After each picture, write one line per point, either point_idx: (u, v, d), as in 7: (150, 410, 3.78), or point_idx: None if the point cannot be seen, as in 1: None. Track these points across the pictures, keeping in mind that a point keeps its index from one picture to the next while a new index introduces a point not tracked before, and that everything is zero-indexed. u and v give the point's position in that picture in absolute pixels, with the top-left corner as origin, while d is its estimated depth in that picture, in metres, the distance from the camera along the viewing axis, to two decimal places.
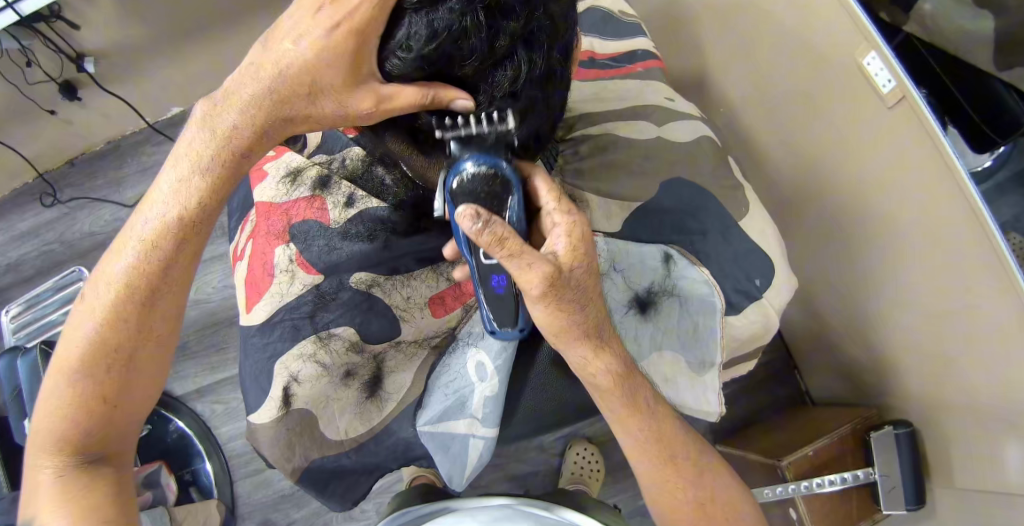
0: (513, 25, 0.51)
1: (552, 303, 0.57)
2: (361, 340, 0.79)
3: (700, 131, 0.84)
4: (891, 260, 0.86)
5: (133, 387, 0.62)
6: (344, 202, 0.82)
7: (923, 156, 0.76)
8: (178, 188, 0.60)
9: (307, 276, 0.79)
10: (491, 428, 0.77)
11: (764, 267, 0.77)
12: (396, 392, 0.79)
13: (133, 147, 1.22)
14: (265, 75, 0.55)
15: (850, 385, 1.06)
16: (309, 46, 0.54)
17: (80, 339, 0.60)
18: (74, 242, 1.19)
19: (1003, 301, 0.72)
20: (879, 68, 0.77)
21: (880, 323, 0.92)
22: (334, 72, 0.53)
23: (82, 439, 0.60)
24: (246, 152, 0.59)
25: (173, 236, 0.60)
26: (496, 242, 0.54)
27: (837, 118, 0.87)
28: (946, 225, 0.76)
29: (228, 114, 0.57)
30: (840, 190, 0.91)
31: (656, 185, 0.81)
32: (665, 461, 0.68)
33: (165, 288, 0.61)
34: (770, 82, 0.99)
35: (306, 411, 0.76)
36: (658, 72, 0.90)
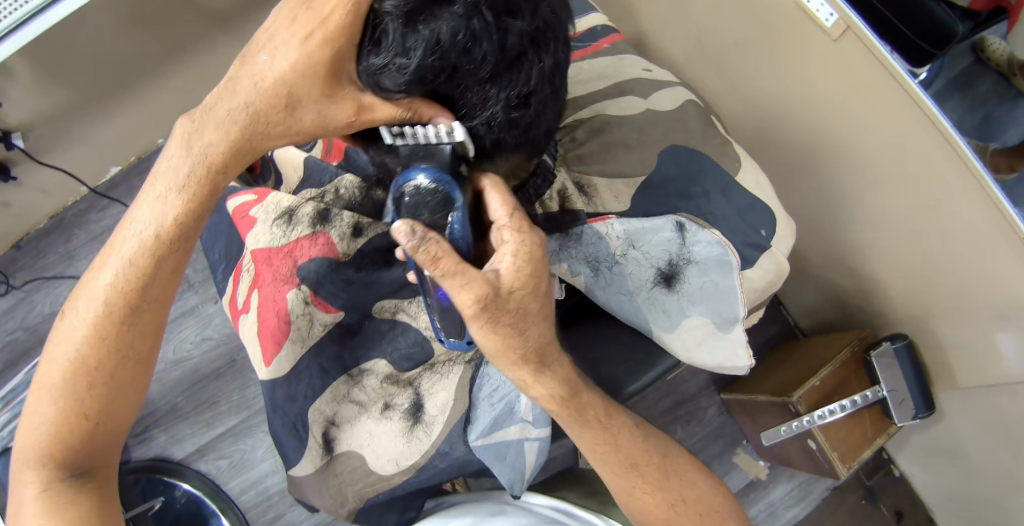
0: (522, 25, 0.49)
1: (489, 324, 0.56)
2: (394, 370, 0.78)
3: (685, 95, 0.86)
4: (859, 183, 0.89)
5: (119, 406, 0.62)
6: (350, 232, 0.79)
7: (876, 80, 0.78)
8: (156, 208, 0.60)
9: (327, 316, 0.77)
10: (544, 428, 0.75)
11: (767, 218, 0.79)
12: (440, 413, 0.76)
13: (79, 216, 1.17)
14: (242, 89, 0.55)
15: (839, 311, 1.09)
16: (285, 57, 0.53)
17: (62, 357, 0.60)
18: (38, 325, 1.13)
19: (976, 204, 0.75)
20: (819, 3, 0.79)
21: (862, 248, 0.94)
22: (314, 84, 0.53)
23: (69, 455, 0.60)
24: (223, 170, 0.59)
25: (146, 257, 0.61)
26: (430, 262, 0.53)
27: (784, 58, 0.89)
28: (909, 140, 0.79)
29: (208, 132, 0.57)
30: (801, 128, 0.93)
31: (657, 154, 0.81)
32: (626, 464, 0.71)
33: (144, 306, 0.62)
34: (711, 35, 1.00)
35: (354, 452, 0.77)
36: (624, 44, 0.91)
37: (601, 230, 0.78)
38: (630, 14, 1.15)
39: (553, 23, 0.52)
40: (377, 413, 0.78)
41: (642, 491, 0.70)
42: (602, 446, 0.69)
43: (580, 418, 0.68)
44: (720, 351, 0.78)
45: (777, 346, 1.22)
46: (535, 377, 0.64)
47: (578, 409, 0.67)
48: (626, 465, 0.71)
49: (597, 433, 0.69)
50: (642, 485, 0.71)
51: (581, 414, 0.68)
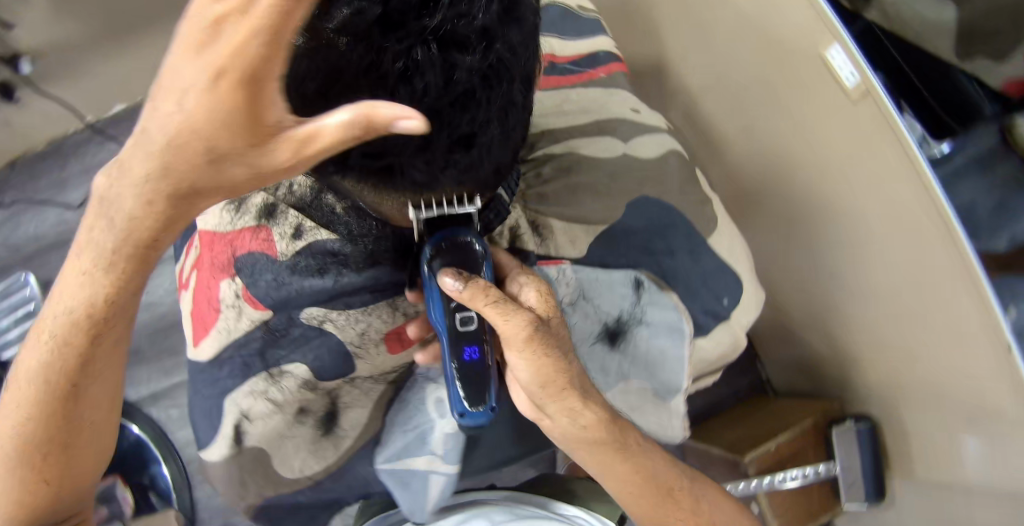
0: (472, 61, 0.45)
1: (538, 350, 0.56)
2: (314, 377, 0.74)
3: (669, 146, 0.83)
4: (857, 251, 0.86)
5: (75, 467, 0.59)
6: (292, 233, 0.73)
7: (888, 151, 0.75)
8: (84, 282, 0.52)
9: (255, 312, 0.73)
10: (452, 464, 0.76)
11: (731, 287, 0.79)
12: (352, 429, 0.77)
13: (75, 145, 1.15)
14: (150, 142, 0.42)
15: (811, 375, 1.08)
16: (191, 105, 0.39)
17: (9, 431, 0.56)
18: (16, 246, 1.12)
19: (965, 301, 0.72)
20: (843, 61, 0.75)
21: (847, 317, 0.92)
22: (234, 134, 0.40)
23: (41, 514, 0.59)
24: (152, 243, 0.49)
25: (83, 337, 0.54)
26: (481, 293, 0.53)
27: (801, 110, 0.86)
28: (912, 221, 0.76)
29: (125, 200, 0.46)
30: (806, 180, 0.90)
31: (622, 209, 0.78)
32: (662, 492, 0.70)
33: (88, 381, 0.56)
34: (733, 73, 0.97)
35: (262, 451, 0.74)
36: (620, 78, 0.88)
37: (553, 274, 0.75)
38: (658, 38, 1.12)
39: (510, 61, 0.47)
40: (289, 416, 0.74)
41: (672, 515, 0.71)
42: (642, 477, 0.68)
43: (618, 448, 0.66)
44: (653, 415, 0.80)
45: (745, 397, 1.20)
46: (584, 403, 0.62)
47: (619, 431, 0.66)
48: (662, 492, 0.70)
49: (633, 460, 0.67)
50: (672, 510, 0.71)
51: (625, 447, 0.66)
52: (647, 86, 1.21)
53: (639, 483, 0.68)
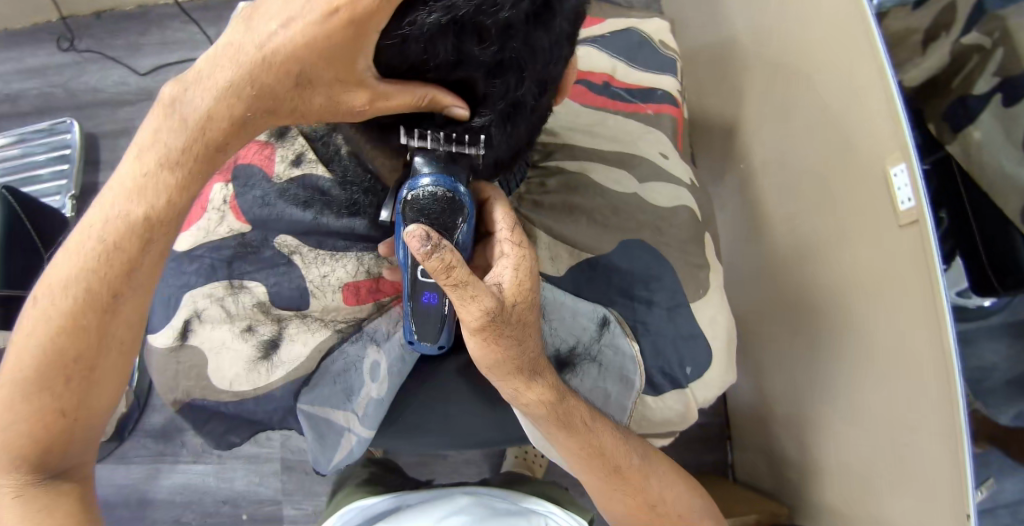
0: (484, 53, 0.45)
1: (490, 338, 0.56)
2: (268, 301, 0.76)
3: (681, 200, 0.81)
4: (857, 371, 0.83)
5: (91, 400, 0.57)
6: (292, 159, 0.78)
7: (914, 284, 0.72)
8: (142, 182, 0.53)
9: (235, 222, 0.77)
10: (370, 429, 0.72)
11: (700, 357, 0.75)
12: (291, 362, 0.74)
13: (160, 18, 1.20)
14: (244, 57, 0.46)
15: (773, 475, 1.05)
16: (299, 31, 0.45)
17: (33, 348, 0.54)
18: (78, 93, 1.17)
19: (942, 457, 0.70)
20: (904, 182, 0.72)
21: (827, 430, 0.90)
22: (329, 68, 0.46)
23: (44, 456, 0.57)
24: (221, 146, 0.52)
25: (135, 240, 0.54)
26: (444, 270, 0.49)
27: (849, 214, 0.83)
28: (914, 359, 0.73)
29: (201, 100, 0.49)
30: (828, 282, 0.88)
31: (611, 243, 0.78)
32: (608, 470, 0.68)
33: (127, 293, 0.56)
34: (794, 157, 0.95)
35: (198, 353, 0.74)
36: (667, 120, 0.87)
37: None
38: (736, 98, 1.10)
39: (525, 61, 0.47)
40: (237, 329, 0.75)
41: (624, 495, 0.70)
42: (589, 453, 0.67)
43: (561, 429, 0.65)
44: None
45: (704, 473, 1.18)
46: (528, 385, 0.62)
47: (565, 413, 0.65)
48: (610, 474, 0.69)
49: (581, 440, 0.66)
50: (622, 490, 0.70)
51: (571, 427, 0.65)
52: (712, 140, 1.19)
53: (589, 459, 0.68)
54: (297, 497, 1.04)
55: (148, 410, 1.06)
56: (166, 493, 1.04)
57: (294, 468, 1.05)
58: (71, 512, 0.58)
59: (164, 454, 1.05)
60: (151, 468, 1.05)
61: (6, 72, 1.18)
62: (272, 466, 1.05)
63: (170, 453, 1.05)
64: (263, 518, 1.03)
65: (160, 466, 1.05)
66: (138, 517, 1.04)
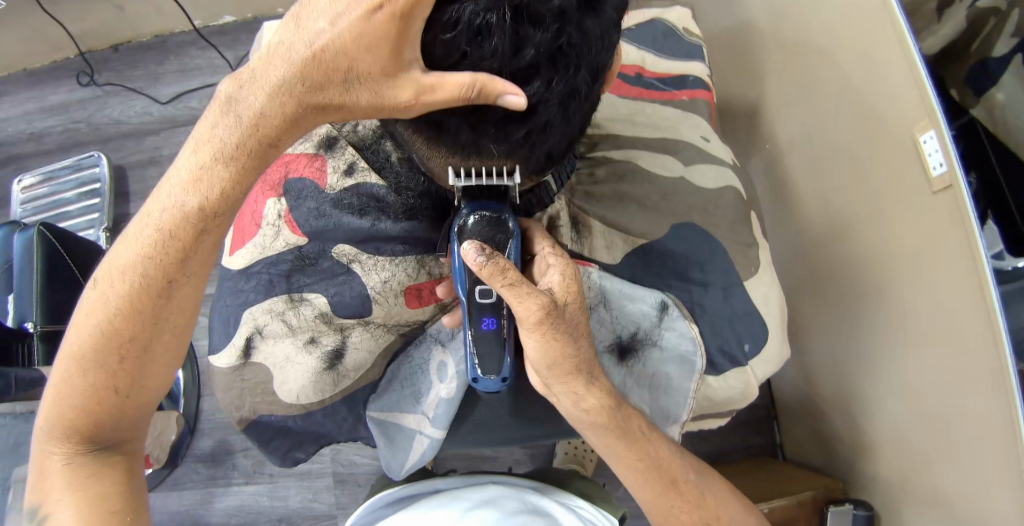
0: (541, 38, 0.47)
1: (549, 332, 0.56)
2: (330, 311, 0.76)
3: (728, 180, 0.81)
4: (901, 341, 0.82)
5: (145, 377, 0.59)
6: (344, 169, 0.79)
7: (953, 249, 0.71)
8: (199, 174, 0.53)
9: (291, 235, 0.77)
10: (440, 430, 0.75)
11: (758, 333, 0.75)
12: (356, 370, 0.76)
13: (177, 46, 1.21)
14: (295, 56, 0.48)
15: (825, 451, 1.04)
16: (346, 28, 0.47)
17: (91, 327, 0.56)
18: (101, 126, 1.19)
19: (996, 419, 0.69)
20: (934, 148, 0.72)
21: (874, 402, 0.89)
22: (375, 58, 0.47)
23: (95, 428, 0.58)
24: (274, 143, 0.52)
25: (190, 229, 0.54)
26: (499, 273, 0.53)
27: (880, 184, 0.83)
28: (959, 325, 0.72)
29: (255, 97, 0.50)
30: (861, 258, 0.88)
31: (663, 228, 0.78)
32: (657, 469, 0.68)
33: (182, 280, 0.56)
34: (821, 133, 0.94)
35: (262, 368, 0.75)
36: (702, 105, 0.87)
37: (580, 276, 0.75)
38: (755, 78, 1.09)
39: (580, 47, 0.48)
40: (300, 342, 0.75)
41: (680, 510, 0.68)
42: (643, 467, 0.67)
43: (618, 419, 0.65)
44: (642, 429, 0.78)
45: (752, 457, 1.17)
46: (588, 387, 0.63)
47: (619, 410, 0.65)
48: (665, 481, 0.68)
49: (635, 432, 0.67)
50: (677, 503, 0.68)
51: (627, 424, 0.66)
52: (734, 122, 1.18)
53: (644, 473, 0.67)
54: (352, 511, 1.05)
55: (196, 435, 1.08)
56: (221, 516, 1.05)
57: (347, 481, 1.06)
58: (121, 489, 0.59)
59: (216, 477, 1.06)
60: (204, 493, 1.06)
61: (30, 111, 1.20)
62: (324, 481, 1.06)
63: (222, 476, 1.06)
64: None
65: (214, 489, 1.06)
66: None
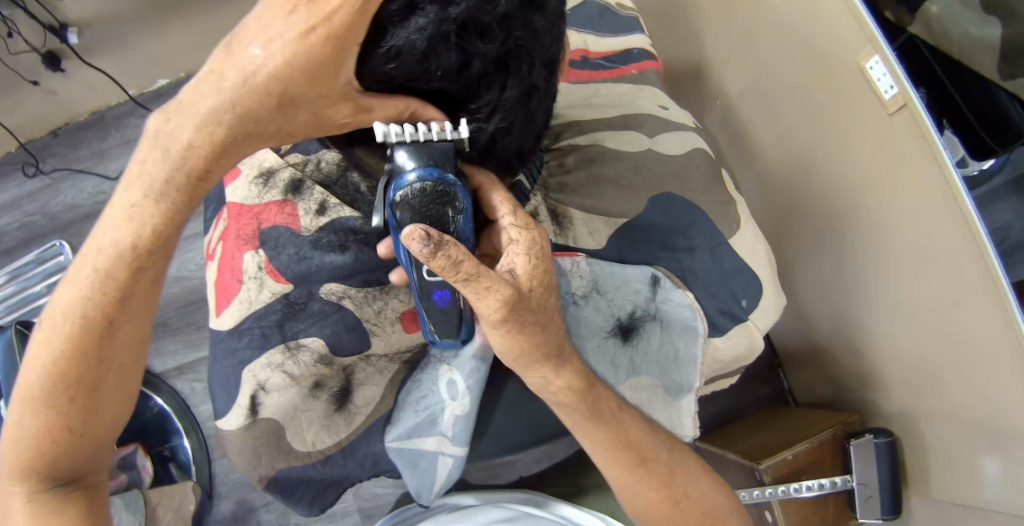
0: (489, 48, 0.46)
1: (514, 326, 0.54)
2: (329, 353, 0.75)
3: (692, 143, 0.82)
4: (888, 263, 0.84)
5: (98, 415, 0.58)
6: (317, 209, 0.79)
7: (918, 164, 0.73)
8: (131, 213, 0.54)
9: (276, 285, 0.76)
10: (461, 447, 0.75)
11: (752, 288, 0.76)
12: (366, 406, 0.77)
13: (118, 118, 1.19)
14: (229, 82, 0.48)
15: (836, 387, 1.05)
16: (279, 53, 0.46)
17: (39, 369, 0.56)
18: (56, 214, 1.16)
19: (995, 322, 0.70)
20: (881, 72, 0.73)
21: (869, 327, 0.91)
22: (309, 83, 0.47)
23: (52, 465, 0.58)
24: (203, 173, 0.52)
25: (126, 267, 0.54)
26: (450, 266, 0.48)
27: (836, 116, 0.84)
28: (938, 235, 0.74)
29: (187, 130, 0.50)
30: (831, 191, 0.90)
31: (641, 202, 0.78)
32: (639, 460, 0.68)
33: (124, 316, 0.56)
34: (770, 78, 0.95)
35: (273, 422, 0.74)
36: (653, 74, 0.88)
37: (566, 266, 0.76)
38: (695, 39, 1.10)
39: (529, 46, 0.48)
40: (305, 389, 0.74)
41: (647, 487, 0.69)
42: (621, 444, 0.67)
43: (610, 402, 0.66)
44: (663, 412, 0.78)
45: (767, 407, 1.19)
46: (557, 372, 0.61)
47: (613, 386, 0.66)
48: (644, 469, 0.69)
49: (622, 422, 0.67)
50: (647, 485, 0.69)
51: None
52: (683, 86, 1.19)
53: (611, 448, 0.67)
54: None
55: (214, 501, 1.06)
56: None
57: (375, 514, 1.05)
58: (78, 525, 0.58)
59: None
60: None
61: None
62: (350, 520, 1.04)
63: None
64: None
65: None
66: None
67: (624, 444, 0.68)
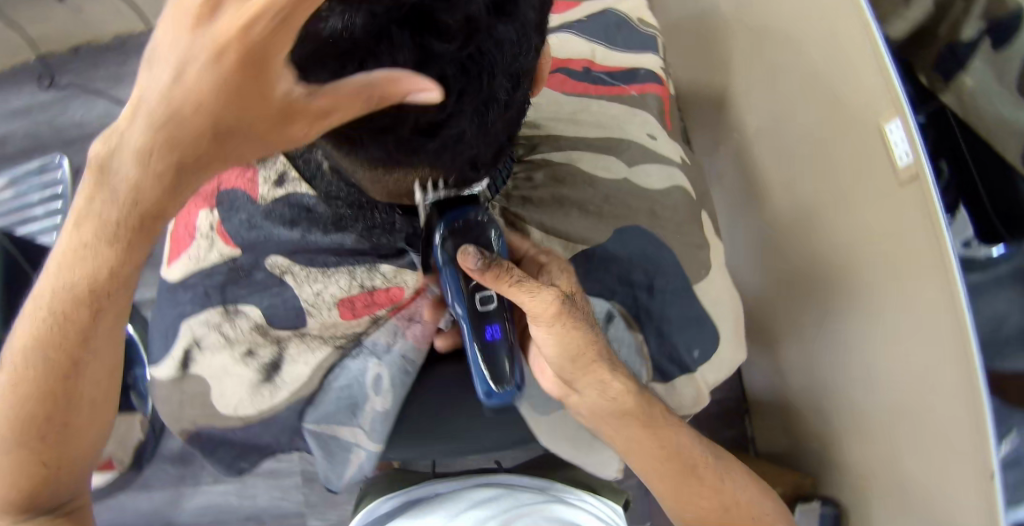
0: (449, 49, 0.46)
1: (566, 323, 0.63)
2: (265, 323, 0.76)
3: (674, 180, 0.81)
4: (875, 331, 0.81)
5: (75, 444, 0.62)
6: (276, 180, 0.79)
7: (919, 239, 0.70)
8: (89, 241, 0.54)
9: (224, 246, 0.77)
10: (378, 442, 0.75)
11: (707, 340, 0.76)
12: (293, 383, 0.75)
13: (139, 46, 1.19)
14: (158, 118, 0.44)
15: (795, 444, 1.05)
16: (198, 81, 0.43)
17: (7, 410, 0.58)
18: (63, 129, 1.17)
19: (961, 416, 0.67)
20: (900, 137, 0.70)
21: (843, 390, 0.89)
22: (246, 107, 0.44)
23: (35, 497, 0.61)
24: (162, 210, 0.51)
25: (99, 286, 0.56)
26: (501, 275, 0.58)
27: (850, 171, 0.81)
28: (926, 315, 0.71)
29: (128, 167, 0.48)
30: (833, 247, 0.87)
31: (604, 235, 0.77)
32: (686, 465, 0.72)
33: (105, 314, 0.57)
34: (792, 121, 0.92)
35: (202, 382, 0.75)
36: (652, 100, 0.86)
37: None
38: (723, 71, 1.09)
39: (492, 56, 0.48)
40: (237, 354, 0.75)
41: (700, 495, 0.73)
42: (663, 456, 0.72)
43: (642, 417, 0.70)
44: (591, 449, 0.79)
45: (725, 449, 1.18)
46: (612, 374, 0.68)
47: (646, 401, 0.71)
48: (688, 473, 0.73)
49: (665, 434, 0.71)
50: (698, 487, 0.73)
51: None
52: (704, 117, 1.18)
53: (666, 457, 0.71)
54: (321, 508, 1.09)
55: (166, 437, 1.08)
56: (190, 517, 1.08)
57: None
58: None
59: (184, 477, 1.09)
60: (172, 493, 1.09)
61: None
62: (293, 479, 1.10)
63: (190, 475, 1.09)
64: None
65: (182, 489, 1.09)
66: None
67: (674, 453, 0.72)
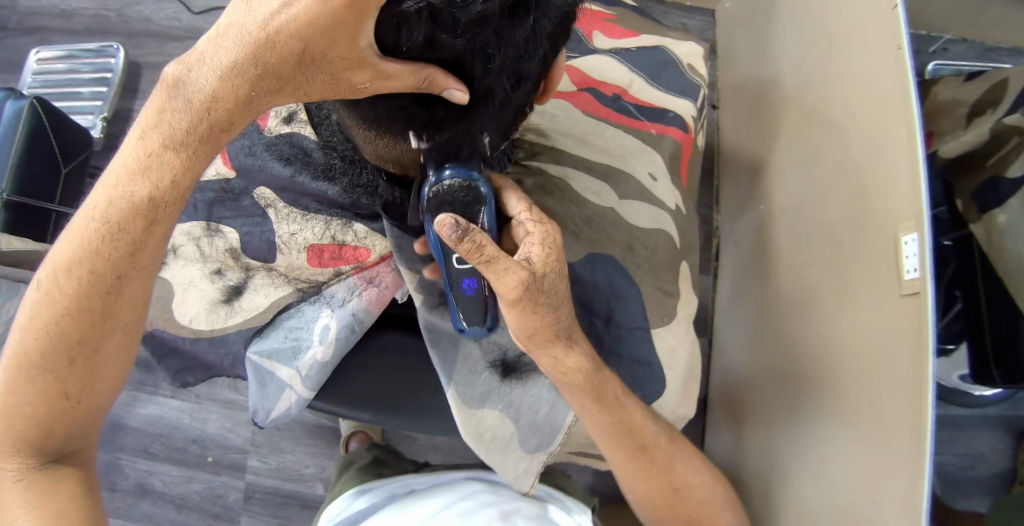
0: (456, 41, 0.47)
1: (529, 306, 0.62)
2: (240, 248, 0.81)
3: (660, 223, 0.83)
4: (835, 428, 0.81)
5: (96, 381, 0.62)
6: (285, 117, 0.85)
7: (903, 354, 0.70)
8: (147, 160, 0.57)
9: (223, 167, 0.84)
10: (309, 389, 0.74)
11: (654, 388, 0.78)
12: (248, 309, 0.80)
13: None
14: (248, 36, 0.49)
15: None
16: (302, 10, 0.48)
17: (37, 329, 0.58)
18: (129, 20, 1.21)
19: None
20: (912, 251, 0.69)
21: (790, 476, 0.90)
22: (332, 42, 0.48)
23: (47, 437, 0.61)
24: (227, 126, 0.55)
25: (141, 220, 0.58)
26: (476, 248, 0.57)
27: (855, 269, 0.81)
28: (887, 428, 0.71)
29: (204, 80, 0.52)
30: (818, 336, 0.87)
31: (579, 254, 0.78)
32: (636, 448, 0.73)
33: (131, 274, 0.59)
34: (815, 205, 0.92)
35: (167, 285, 0.79)
36: (671, 143, 0.88)
37: None
38: (766, 140, 1.09)
39: (495, 54, 0.48)
40: (206, 270, 0.80)
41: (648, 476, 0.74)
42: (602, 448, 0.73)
43: (597, 398, 0.70)
44: (508, 457, 0.78)
45: None
46: (567, 353, 0.67)
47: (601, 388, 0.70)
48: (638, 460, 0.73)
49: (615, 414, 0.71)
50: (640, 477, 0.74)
51: None
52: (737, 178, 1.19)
53: (616, 433, 0.71)
54: (263, 450, 1.13)
55: None
56: (141, 421, 1.14)
57: None
58: (72, 499, 0.62)
59: (143, 383, 1.15)
60: (130, 394, 1.15)
61: None
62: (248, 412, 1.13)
63: (150, 383, 1.15)
64: (227, 463, 1.13)
65: (138, 395, 1.15)
66: (112, 438, 1.14)
67: (626, 431, 0.72)
